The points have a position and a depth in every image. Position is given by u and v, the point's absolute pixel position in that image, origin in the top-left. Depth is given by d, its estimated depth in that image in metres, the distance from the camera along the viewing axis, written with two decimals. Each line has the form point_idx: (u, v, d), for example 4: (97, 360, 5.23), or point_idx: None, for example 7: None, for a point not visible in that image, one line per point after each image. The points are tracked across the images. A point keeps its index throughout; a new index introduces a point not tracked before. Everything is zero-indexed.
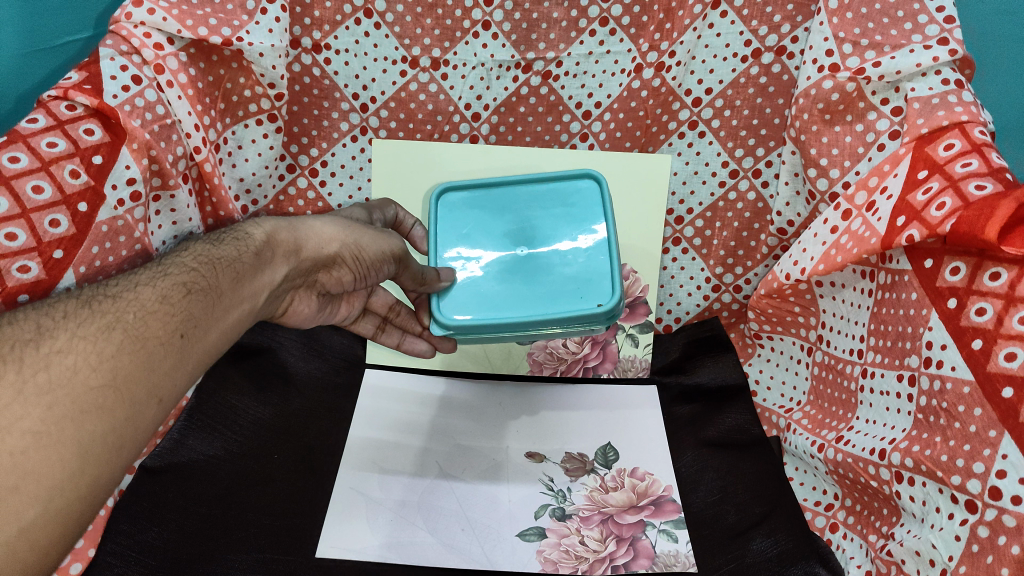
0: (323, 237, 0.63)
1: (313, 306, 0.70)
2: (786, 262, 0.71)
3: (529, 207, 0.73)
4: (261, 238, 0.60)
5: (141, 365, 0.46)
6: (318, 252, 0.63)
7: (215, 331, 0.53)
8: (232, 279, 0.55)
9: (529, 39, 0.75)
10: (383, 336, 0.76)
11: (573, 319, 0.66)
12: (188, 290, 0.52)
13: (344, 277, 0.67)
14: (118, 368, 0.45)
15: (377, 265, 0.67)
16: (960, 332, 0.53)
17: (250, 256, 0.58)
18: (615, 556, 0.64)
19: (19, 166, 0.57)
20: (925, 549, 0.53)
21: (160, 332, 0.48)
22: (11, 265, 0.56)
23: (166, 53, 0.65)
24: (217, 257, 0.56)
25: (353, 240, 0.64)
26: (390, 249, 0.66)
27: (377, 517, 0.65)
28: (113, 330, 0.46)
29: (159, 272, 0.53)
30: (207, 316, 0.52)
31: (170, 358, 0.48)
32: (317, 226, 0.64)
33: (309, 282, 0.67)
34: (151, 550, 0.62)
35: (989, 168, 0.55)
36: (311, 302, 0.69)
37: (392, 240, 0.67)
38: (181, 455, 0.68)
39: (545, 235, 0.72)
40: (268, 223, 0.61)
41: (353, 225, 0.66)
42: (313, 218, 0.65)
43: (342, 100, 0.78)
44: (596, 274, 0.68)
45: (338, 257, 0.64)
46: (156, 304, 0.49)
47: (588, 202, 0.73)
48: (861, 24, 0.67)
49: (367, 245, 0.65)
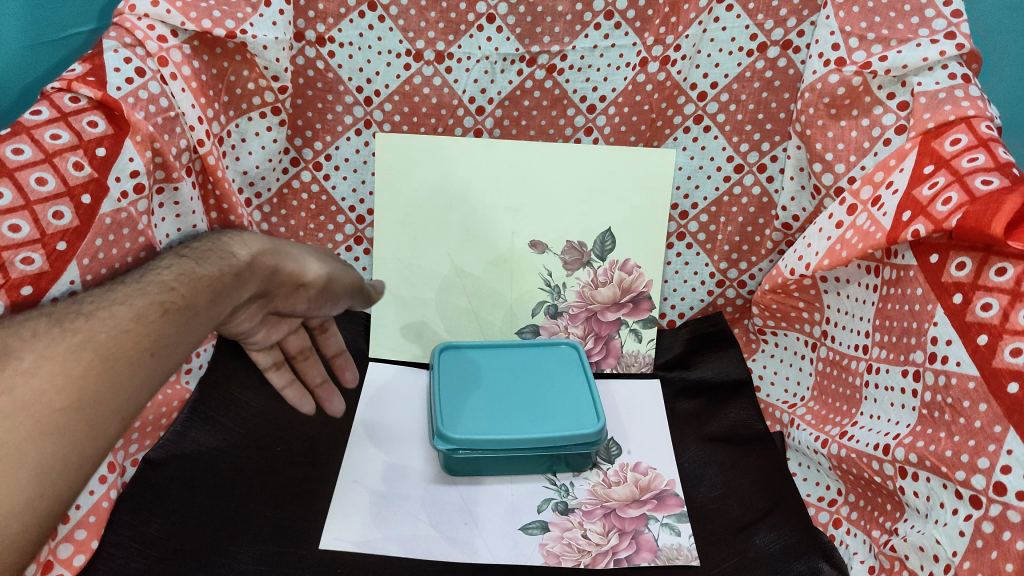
0: (300, 265, 0.66)
1: (252, 323, 0.66)
2: (791, 257, 0.71)
3: (539, 358, 0.75)
4: (244, 258, 0.61)
5: (107, 387, 0.46)
6: (291, 278, 0.65)
7: (184, 351, 0.53)
8: (208, 300, 0.56)
9: (533, 32, 0.75)
10: (302, 363, 0.73)
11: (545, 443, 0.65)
12: (165, 310, 0.51)
13: (299, 306, 0.67)
14: (84, 391, 0.44)
15: (337, 299, 0.70)
16: (966, 328, 0.52)
17: (229, 277, 0.58)
18: (618, 549, 0.63)
19: (23, 158, 0.56)
20: (929, 545, 0.53)
21: (130, 353, 0.48)
22: (14, 257, 0.54)
23: (170, 45, 0.66)
24: (196, 276, 0.56)
25: (329, 273, 0.68)
26: (356, 284, 0.71)
27: (381, 511, 0.64)
28: (83, 350, 0.46)
29: (138, 289, 0.52)
30: (179, 336, 0.52)
31: (137, 379, 0.48)
32: (297, 255, 0.66)
33: (262, 303, 0.65)
34: (154, 541, 0.60)
35: (996, 163, 0.55)
36: (253, 319, 0.66)
37: (354, 277, 0.71)
38: (185, 447, 0.67)
39: (545, 385, 0.71)
40: (254, 243, 0.63)
41: (326, 258, 0.69)
42: (294, 247, 0.67)
43: (346, 93, 0.78)
44: (583, 418, 0.68)
45: (305, 285, 0.66)
46: (130, 325, 0.49)
47: (582, 380, 0.72)
48: (868, 18, 0.66)
49: (339, 279, 0.69)
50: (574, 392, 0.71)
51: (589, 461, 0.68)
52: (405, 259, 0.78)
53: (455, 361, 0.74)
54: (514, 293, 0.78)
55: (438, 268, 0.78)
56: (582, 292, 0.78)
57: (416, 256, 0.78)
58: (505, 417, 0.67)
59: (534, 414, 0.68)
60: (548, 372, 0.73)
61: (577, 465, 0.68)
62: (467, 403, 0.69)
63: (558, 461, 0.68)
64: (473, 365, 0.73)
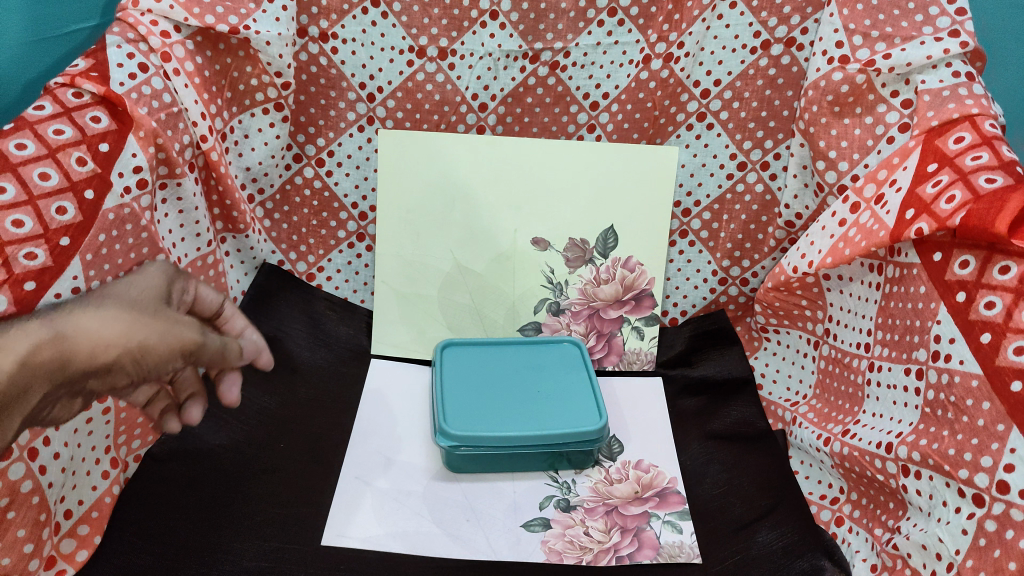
0: (91, 344, 0.54)
1: (73, 410, 0.55)
2: (794, 254, 0.71)
3: (541, 356, 0.75)
4: (6, 368, 0.49)
5: None
6: (89, 362, 0.54)
7: None
8: None
9: (536, 29, 0.75)
10: (183, 375, 0.63)
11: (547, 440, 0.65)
12: None
13: (122, 382, 0.57)
14: None
15: (166, 365, 0.60)
16: (969, 326, 0.52)
17: None
18: (620, 546, 0.62)
19: (26, 153, 0.56)
20: (932, 543, 0.53)
21: None
22: (18, 252, 0.53)
23: (173, 41, 0.66)
24: None
25: (138, 343, 0.56)
26: (180, 344, 0.60)
27: (383, 507, 0.64)
28: None
29: None
30: None
31: None
32: (87, 332, 0.54)
33: (76, 391, 0.54)
34: (156, 536, 0.60)
35: (1000, 162, 0.55)
36: (71, 408, 0.55)
37: (178, 340, 0.60)
38: (187, 443, 0.66)
39: (547, 384, 0.71)
40: (21, 340, 0.50)
41: (138, 317, 0.58)
42: (82, 325, 0.54)
43: (349, 89, 0.77)
44: (584, 415, 0.68)
45: (115, 364, 0.56)
46: None
47: (584, 378, 0.72)
48: (872, 15, 0.66)
49: (156, 346, 0.58)
50: (575, 391, 0.71)
51: (591, 457, 0.69)
52: (408, 256, 0.78)
53: (457, 358, 0.74)
54: (516, 290, 0.78)
55: (440, 264, 0.78)
56: (584, 289, 0.78)
57: (418, 252, 0.78)
58: (507, 414, 0.67)
59: (535, 412, 0.68)
60: (549, 370, 0.73)
61: (579, 462, 0.68)
62: (469, 400, 0.69)
63: (560, 458, 0.68)
64: (475, 363, 0.73)
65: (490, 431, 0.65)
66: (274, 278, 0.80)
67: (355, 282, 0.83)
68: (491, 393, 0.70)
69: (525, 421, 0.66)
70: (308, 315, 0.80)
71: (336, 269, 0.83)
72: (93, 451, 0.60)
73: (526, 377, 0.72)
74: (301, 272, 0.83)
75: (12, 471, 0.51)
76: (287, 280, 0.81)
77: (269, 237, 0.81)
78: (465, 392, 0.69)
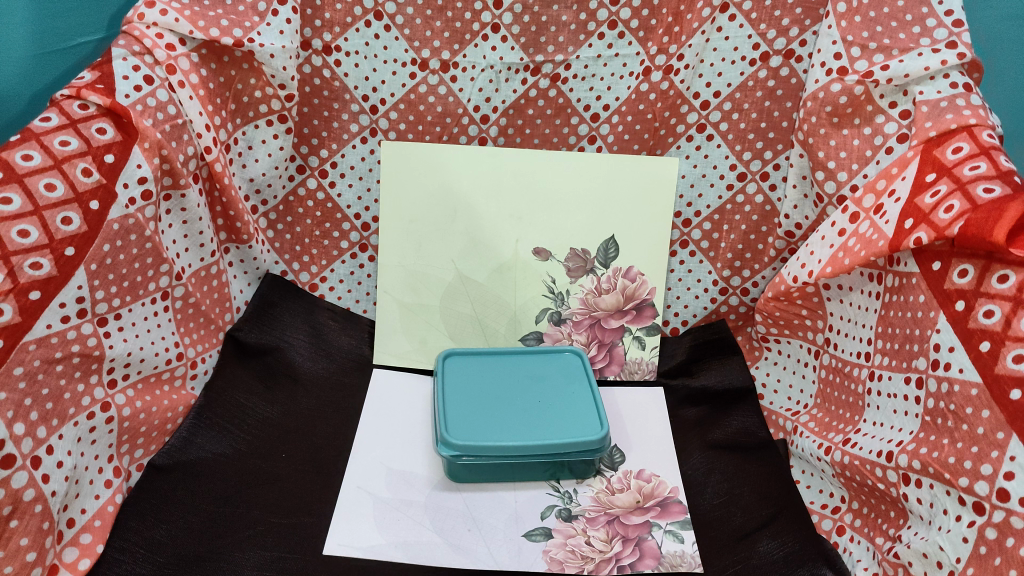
0: None
1: None
2: (794, 265, 0.72)
3: (543, 366, 0.75)
4: None
5: None
6: None
7: None
8: None
9: (538, 42, 0.76)
10: None
11: (548, 450, 0.65)
12: None
13: None
14: None
15: None
16: (968, 335, 0.53)
17: None
18: (621, 555, 0.62)
19: (32, 164, 0.56)
20: (932, 551, 0.52)
21: None
22: (23, 261, 0.54)
23: (178, 53, 0.67)
24: None
25: None
26: None
27: (384, 517, 0.64)
28: None
29: None
30: None
31: None
32: None
33: None
34: (159, 546, 0.59)
35: (998, 171, 0.55)
36: None
37: None
38: (189, 453, 0.66)
39: (547, 396, 0.71)
40: None
41: None
42: None
43: (352, 101, 0.78)
44: (586, 425, 0.68)
45: None
46: None
47: (584, 389, 0.72)
48: (870, 27, 0.67)
49: None
50: (575, 401, 0.71)
51: (591, 467, 0.69)
52: (411, 266, 0.79)
53: (458, 368, 0.74)
54: (518, 300, 0.78)
55: (442, 274, 0.78)
56: (586, 299, 0.79)
57: (420, 262, 0.78)
58: (510, 428, 0.67)
59: (537, 423, 0.68)
60: (550, 380, 0.73)
61: (581, 471, 0.68)
62: (473, 413, 0.68)
63: (562, 467, 0.68)
64: (476, 372, 0.74)
65: (491, 440, 0.65)
66: (278, 289, 0.81)
67: (357, 292, 0.84)
68: (494, 406, 0.69)
69: (528, 434, 0.66)
70: (310, 325, 0.80)
71: (339, 279, 0.84)
72: (96, 459, 0.60)
73: (529, 389, 0.72)
74: (304, 282, 0.83)
75: (14, 479, 0.52)
76: (290, 291, 0.82)
77: (272, 248, 0.82)
78: (468, 406, 0.69)
